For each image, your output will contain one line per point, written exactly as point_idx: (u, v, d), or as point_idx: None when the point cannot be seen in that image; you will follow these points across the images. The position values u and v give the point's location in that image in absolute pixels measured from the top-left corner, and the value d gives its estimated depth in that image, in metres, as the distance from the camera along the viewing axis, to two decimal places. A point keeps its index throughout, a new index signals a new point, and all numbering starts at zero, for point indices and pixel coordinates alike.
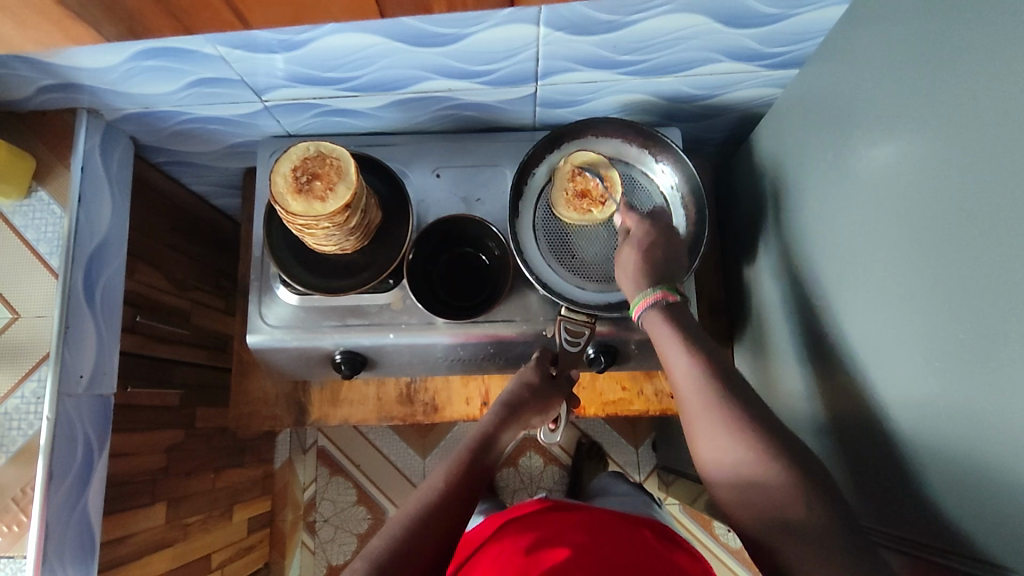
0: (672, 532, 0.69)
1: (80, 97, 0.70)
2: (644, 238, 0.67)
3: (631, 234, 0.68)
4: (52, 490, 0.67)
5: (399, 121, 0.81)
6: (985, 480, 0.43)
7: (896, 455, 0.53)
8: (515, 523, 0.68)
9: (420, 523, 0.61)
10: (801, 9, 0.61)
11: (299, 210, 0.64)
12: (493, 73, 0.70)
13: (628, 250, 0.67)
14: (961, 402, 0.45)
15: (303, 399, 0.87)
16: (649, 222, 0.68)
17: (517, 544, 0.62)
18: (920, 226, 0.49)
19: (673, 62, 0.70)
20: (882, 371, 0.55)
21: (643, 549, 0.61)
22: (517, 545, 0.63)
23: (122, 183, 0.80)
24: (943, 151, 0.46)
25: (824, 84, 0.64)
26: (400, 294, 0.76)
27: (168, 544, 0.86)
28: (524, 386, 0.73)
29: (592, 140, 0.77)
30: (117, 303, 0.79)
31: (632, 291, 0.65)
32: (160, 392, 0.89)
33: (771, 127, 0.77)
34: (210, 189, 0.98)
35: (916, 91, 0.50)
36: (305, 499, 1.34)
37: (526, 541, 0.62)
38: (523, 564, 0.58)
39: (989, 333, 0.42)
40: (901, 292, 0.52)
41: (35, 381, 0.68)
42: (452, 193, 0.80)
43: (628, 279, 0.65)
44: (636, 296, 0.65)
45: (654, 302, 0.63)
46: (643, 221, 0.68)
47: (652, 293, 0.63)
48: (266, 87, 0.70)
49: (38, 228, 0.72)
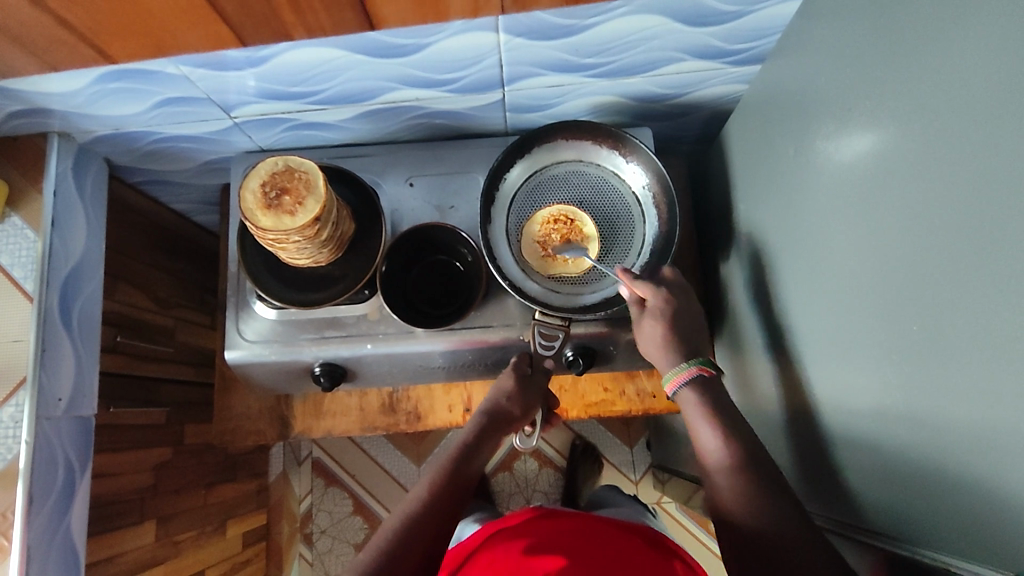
0: (662, 538, 0.69)
1: (49, 121, 0.71)
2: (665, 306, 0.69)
3: (650, 307, 0.69)
4: (33, 513, 0.68)
5: (370, 132, 0.81)
6: (937, 471, 0.43)
7: (859, 449, 0.53)
8: (504, 533, 0.68)
9: (406, 533, 0.61)
10: (759, 5, 0.61)
11: (268, 225, 0.64)
12: (458, 81, 0.70)
13: (650, 323, 0.69)
14: (917, 394, 0.45)
15: (286, 413, 0.88)
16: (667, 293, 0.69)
17: (507, 554, 0.62)
18: (875, 220, 0.49)
19: (637, 63, 0.70)
20: (846, 365, 0.54)
21: (628, 552, 0.62)
22: (507, 554, 0.62)
23: (97, 205, 0.80)
24: (896, 143, 0.46)
25: (786, 79, 0.64)
26: (377, 304, 0.76)
27: (159, 561, 0.86)
28: (501, 393, 0.74)
29: (561, 143, 0.77)
30: (95, 324, 0.79)
31: (666, 365, 0.68)
32: (145, 411, 0.89)
33: (739, 123, 0.77)
34: (190, 207, 0.99)
35: (870, 83, 0.50)
36: (301, 511, 1.34)
37: (518, 549, 0.62)
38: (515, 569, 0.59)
39: (939, 324, 0.42)
40: (860, 286, 0.52)
41: (12, 406, 0.68)
42: (425, 201, 0.80)
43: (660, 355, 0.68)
44: (670, 371, 0.67)
45: (690, 376, 0.65)
46: (659, 293, 0.69)
47: (686, 368, 0.66)
48: (234, 104, 0.71)
49: (12, 253, 0.72)
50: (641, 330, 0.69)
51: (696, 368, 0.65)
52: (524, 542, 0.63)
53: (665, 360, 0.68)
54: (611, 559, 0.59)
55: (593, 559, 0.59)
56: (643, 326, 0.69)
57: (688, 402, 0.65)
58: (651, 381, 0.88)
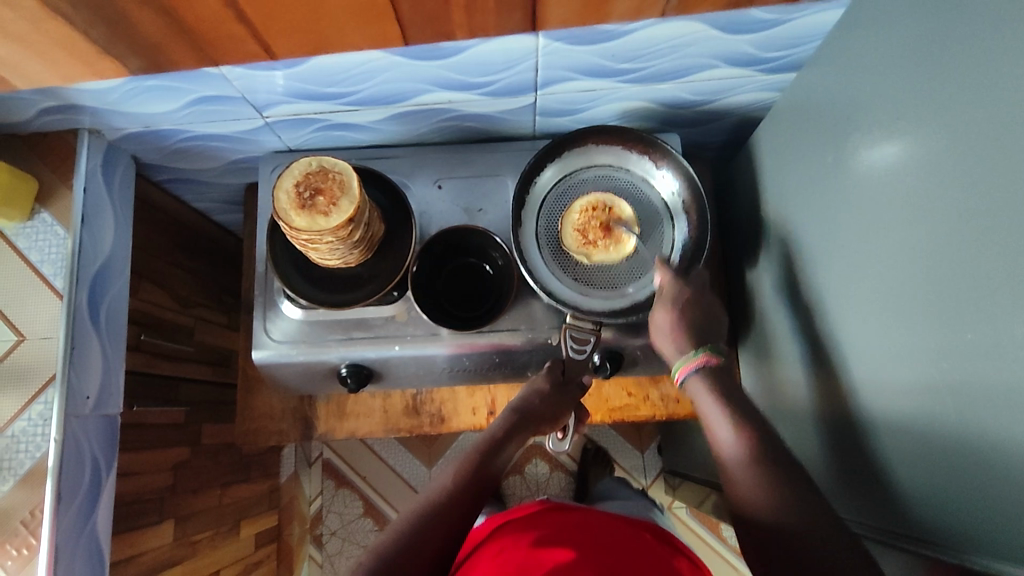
0: (672, 537, 0.69)
1: (80, 117, 0.70)
2: (676, 297, 0.69)
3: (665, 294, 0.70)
4: (61, 511, 0.67)
5: (400, 133, 0.81)
6: (991, 479, 0.44)
7: (901, 454, 0.54)
8: (511, 525, 0.67)
9: (427, 521, 0.60)
10: (798, 14, 0.62)
11: (302, 225, 0.64)
12: (493, 84, 0.70)
13: (662, 310, 0.69)
14: (967, 404, 0.45)
15: (309, 413, 0.88)
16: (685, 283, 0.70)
17: (517, 545, 0.61)
18: (918, 228, 0.50)
19: (672, 69, 0.70)
20: (889, 372, 0.55)
21: (638, 549, 0.61)
22: (516, 545, 0.61)
23: (125, 201, 0.80)
24: (944, 152, 0.47)
25: (824, 87, 0.65)
26: (405, 306, 0.76)
27: (177, 561, 0.85)
28: (534, 393, 0.74)
29: (593, 147, 0.78)
30: (121, 321, 0.79)
31: (673, 354, 0.67)
32: (166, 410, 0.89)
33: (771, 130, 0.77)
34: (212, 206, 0.99)
35: (918, 93, 0.50)
36: (312, 513, 1.33)
37: (526, 541, 0.62)
38: (527, 560, 0.57)
39: (993, 334, 0.43)
40: (904, 294, 0.52)
41: (42, 404, 0.68)
42: (453, 204, 0.80)
43: (669, 344, 0.67)
44: (677, 361, 0.66)
45: (696, 364, 0.64)
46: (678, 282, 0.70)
47: (691, 358, 0.65)
48: (266, 103, 0.71)
49: (42, 249, 0.72)
50: (653, 320, 0.69)
51: (702, 356, 0.64)
52: (533, 535, 0.62)
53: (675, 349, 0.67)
54: (621, 555, 0.58)
55: (602, 558, 0.57)
56: (655, 314, 0.69)
57: (700, 393, 0.63)
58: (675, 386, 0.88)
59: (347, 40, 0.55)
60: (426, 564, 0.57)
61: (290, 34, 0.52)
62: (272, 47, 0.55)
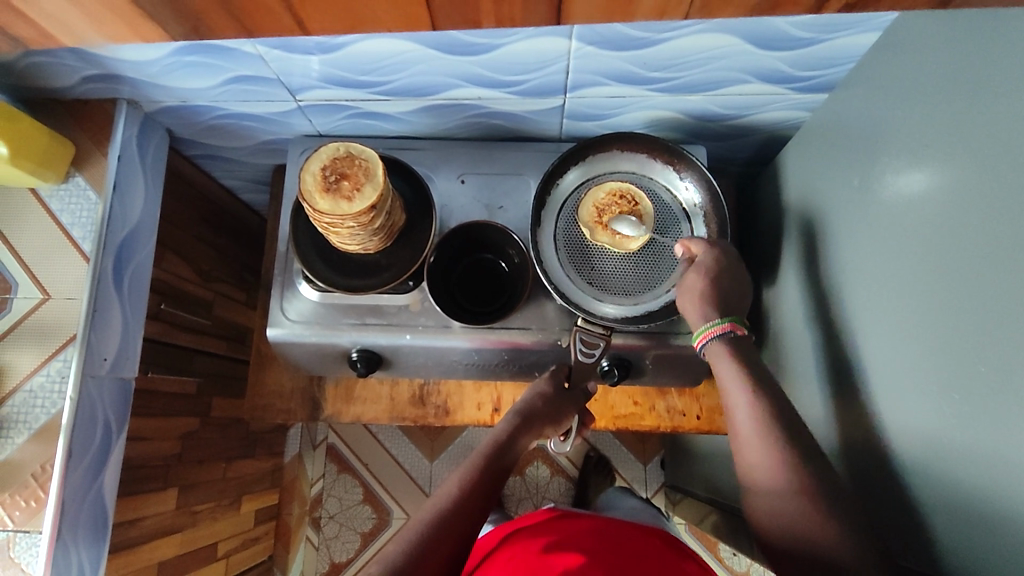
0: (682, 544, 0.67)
1: (120, 87, 0.72)
2: (711, 264, 0.69)
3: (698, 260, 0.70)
4: (71, 468, 0.69)
5: (427, 126, 0.82)
6: (1002, 515, 0.43)
7: (916, 484, 0.53)
8: (523, 530, 0.67)
9: (442, 521, 0.59)
10: (835, 34, 0.61)
11: (325, 208, 0.65)
12: (524, 84, 0.71)
13: (694, 274, 0.69)
14: (980, 436, 0.45)
15: (317, 395, 0.89)
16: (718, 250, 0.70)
17: (529, 549, 0.62)
18: (942, 256, 0.50)
19: (702, 81, 0.71)
20: (904, 400, 0.54)
21: (646, 552, 0.61)
22: (527, 550, 0.62)
23: (156, 171, 0.82)
24: (968, 183, 0.47)
25: (855, 110, 0.64)
26: (419, 296, 0.77)
27: (176, 529, 0.87)
28: (537, 396, 0.73)
29: (617, 153, 0.78)
30: (144, 288, 0.81)
31: (697, 321, 0.68)
32: (179, 380, 0.91)
33: (799, 150, 0.77)
34: (240, 184, 1.01)
35: (946, 121, 0.50)
36: (312, 495, 1.35)
37: (537, 546, 0.62)
38: (538, 567, 0.58)
39: (1009, 367, 0.42)
40: (923, 322, 0.52)
41: (61, 361, 0.70)
42: (475, 199, 0.81)
43: (695, 307, 0.68)
44: (700, 326, 0.67)
45: (719, 332, 0.66)
46: (711, 248, 0.70)
47: (718, 324, 0.66)
48: (299, 87, 0.72)
49: (74, 212, 0.74)
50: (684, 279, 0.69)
51: (726, 325, 0.66)
52: (544, 540, 0.63)
53: (698, 313, 0.68)
54: (629, 560, 0.58)
55: (613, 562, 0.57)
56: (686, 277, 0.69)
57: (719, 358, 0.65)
58: (682, 399, 0.88)
59: (383, 21, 0.50)
60: (443, 564, 0.56)
61: (324, 18, 0.50)
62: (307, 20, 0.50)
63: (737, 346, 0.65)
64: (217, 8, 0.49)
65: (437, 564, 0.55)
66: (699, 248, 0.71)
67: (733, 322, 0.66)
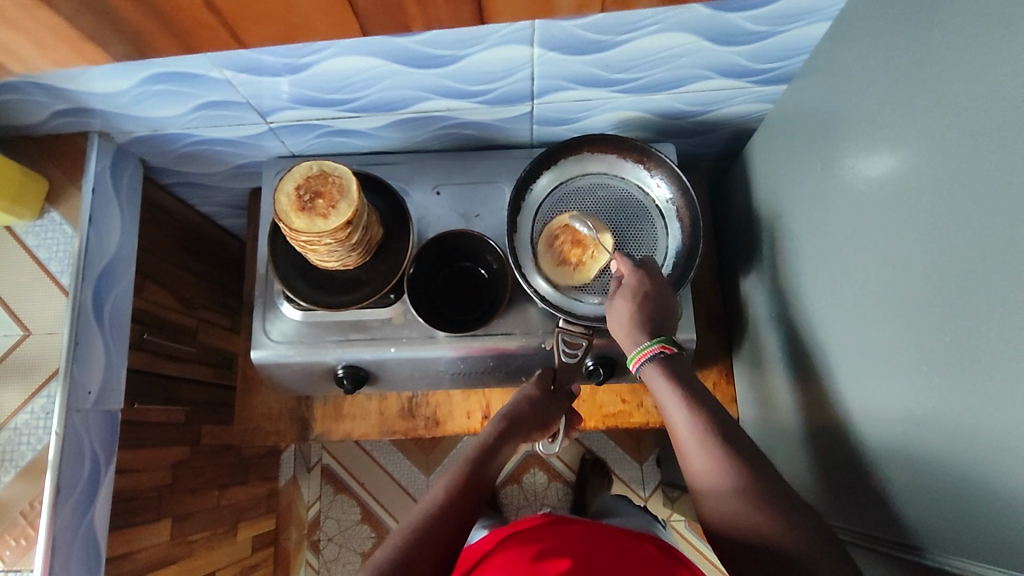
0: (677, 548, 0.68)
1: (91, 121, 0.73)
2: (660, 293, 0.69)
3: (625, 283, 0.68)
4: (60, 504, 0.68)
5: (399, 140, 0.83)
6: (971, 482, 0.44)
7: (885, 463, 0.54)
8: (514, 537, 0.67)
9: (425, 525, 0.58)
10: (786, 26, 0.63)
11: (302, 227, 0.65)
12: (491, 92, 0.72)
13: (622, 301, 0.67)
14: (945, 407, 0.46)
15: (306, 415, 0.89)
16: (643, 271, 0.69)
17: (520, 556, 0.62)
18: (902, 227, 0.51)
19: (665, 80, 0.72)
20: (874, 379, 0.55)
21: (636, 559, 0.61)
22: (518, 557, 0.62)
23: (131, 202, 0.82)
24: (925, 160, 0.48)
25: (810, 98, 0.66)
26: (401, 308, 0.77)
27: (173, 560, 0.86)
28: (524, 400, 0.73)
29: (587, 156, 0.79)
30: (124, 319, 0.81)
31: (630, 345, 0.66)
32: (167, 410, 0.90)
33: (763, 141, 0.78)
34: (218, 210, 1.01)
35: (900, 103, 0.52)
36: (310, 518, 1.34)
37: (528, 553, 0.62)
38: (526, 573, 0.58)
39: (969, 337, 0.44)
40: (887, 299, 0.53)
41: (44, 398, 0.70)
42: (451, 210, 0.82)
43: (625, 333, 0.66)
44: (633, 350, 0.65)
45: (652, 355, 0.63)
46: (636, 270, 0.69)
47: (648, 346, 0.64)
48: (270, 109, 0.73)
49: (50, 247, 0.74)
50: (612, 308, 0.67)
51: (657, 347, 0.63)
52: (534, 547, 0.63)
53: (629, 340, 0.66)
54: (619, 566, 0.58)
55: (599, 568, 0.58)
56: (615, 302, 0.68)
57: (655, 379, 0.63)
58: None
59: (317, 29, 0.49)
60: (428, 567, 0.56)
61: (263, 32, 0.49)
62: (246, 34, 0.49)
63: (667, 360, 0.63)
64: (185, 44, 0.50)
65: (426, 565, 0.55)
66: (627, 269, 0.70)
67: (664, 344, 0.63)
